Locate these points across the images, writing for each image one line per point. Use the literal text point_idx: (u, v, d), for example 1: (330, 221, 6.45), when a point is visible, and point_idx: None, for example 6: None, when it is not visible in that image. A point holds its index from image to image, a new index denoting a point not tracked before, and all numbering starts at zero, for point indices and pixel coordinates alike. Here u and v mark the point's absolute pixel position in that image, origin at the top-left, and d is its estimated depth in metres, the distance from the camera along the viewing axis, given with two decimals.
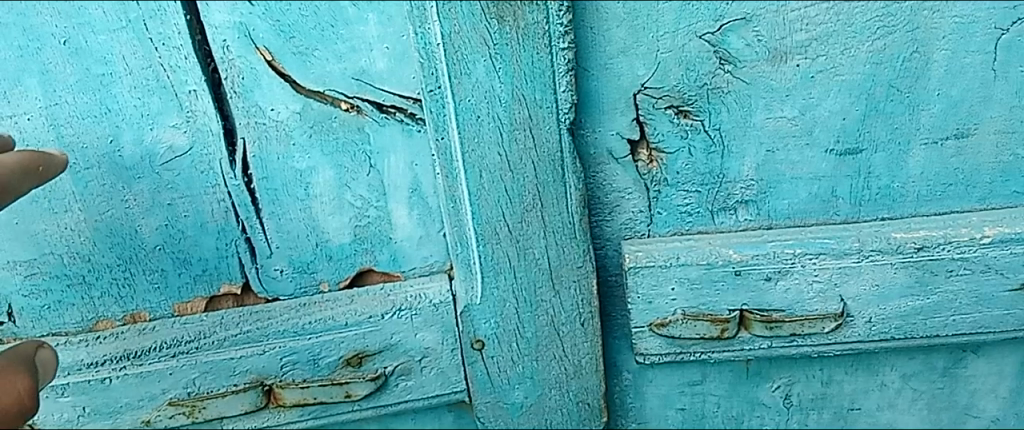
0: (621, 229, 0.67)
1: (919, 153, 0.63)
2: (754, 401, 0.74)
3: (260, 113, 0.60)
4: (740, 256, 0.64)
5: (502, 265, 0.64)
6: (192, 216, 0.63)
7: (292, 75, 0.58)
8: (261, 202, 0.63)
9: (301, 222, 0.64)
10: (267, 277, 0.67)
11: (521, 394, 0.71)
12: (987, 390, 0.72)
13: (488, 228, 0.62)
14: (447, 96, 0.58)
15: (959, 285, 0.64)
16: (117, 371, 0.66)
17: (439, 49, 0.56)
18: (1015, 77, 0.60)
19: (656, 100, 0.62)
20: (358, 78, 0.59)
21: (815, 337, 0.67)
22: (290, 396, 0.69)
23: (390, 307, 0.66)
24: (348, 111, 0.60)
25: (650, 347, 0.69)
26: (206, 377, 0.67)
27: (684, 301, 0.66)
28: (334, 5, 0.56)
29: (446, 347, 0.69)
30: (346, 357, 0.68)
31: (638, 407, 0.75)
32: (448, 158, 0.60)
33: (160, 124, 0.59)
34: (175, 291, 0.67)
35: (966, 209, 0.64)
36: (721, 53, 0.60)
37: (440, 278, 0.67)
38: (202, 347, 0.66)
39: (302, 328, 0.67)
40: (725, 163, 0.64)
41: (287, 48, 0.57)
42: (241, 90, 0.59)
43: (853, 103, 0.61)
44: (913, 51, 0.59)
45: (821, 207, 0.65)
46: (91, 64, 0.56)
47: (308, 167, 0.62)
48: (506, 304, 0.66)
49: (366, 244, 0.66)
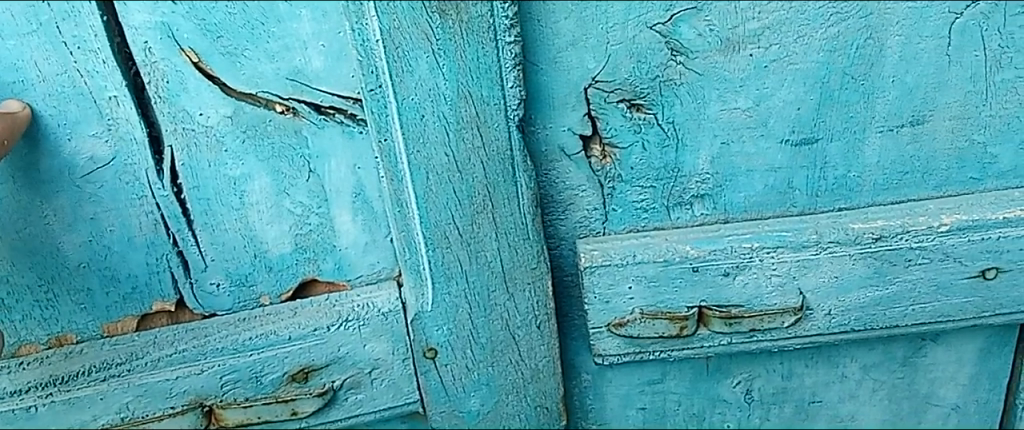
0: (576, 228, 0.65)
1: (875, 141, 0.62)
2: (715, 398, 0.73)
3: (189, 118, 0.56)
4: (697, 252, 0.63)
5: (452, 268, 0.62)
6: (118, 231, 0.61)
7: (222, 76, 0.55)
8: (192, 212, 0.61)
9: (237, 233, 0.62)
10: (203, 291, 0.65)
11: (476, 401, 0.69)
12: (945, 377, 0.72)
13: (438, 232, 0.60)
14: (390, 96, 0.55)
15: (917, 275, 0.63)
16: (43, 399, 0.65)
17: (377, 46, 0.53)
18: (969, 62, 0.59)
19: (607, 94, 0.59)
20: (293, 78, 0.55)
21: (774, 331, 0.66)
22: (232, 414, 0.68)
23: (334, 319, 0.65)
24: (284, 113, 0.57)
25: (608, 348, 0.67)
26: (140, 400, 0.66)
27: (641, 300, 0.64)
28: (263, 2, 0.52)
29: (397, 358, 0.67)
30: (289, 373, 0.66)
31: (598, 408, 0.73)
32: (391, 160, 0.58)
33: (80, 133, 0.56)
34: (103, 310, 0.65)
35: (923, 197, 0.63)
36: (673, 44, 0.58)
37: (388, 285, 0.65)
38: (134, 369, 0.65)
39: (242, 344, 0.65)
40: (679, 157, 0.62)
41: (214, 49, 0.54)
42: (165, 94, 0.55)
43: (807, 92, 0.60)
44: (867, 37, 0.58)
45: (778, 199, 0.64)
46: (2, 71, 0.53)
47: (243, 173, 0.59)
48: (459, 311, 0.64)
49: (309, 253, 0.64)
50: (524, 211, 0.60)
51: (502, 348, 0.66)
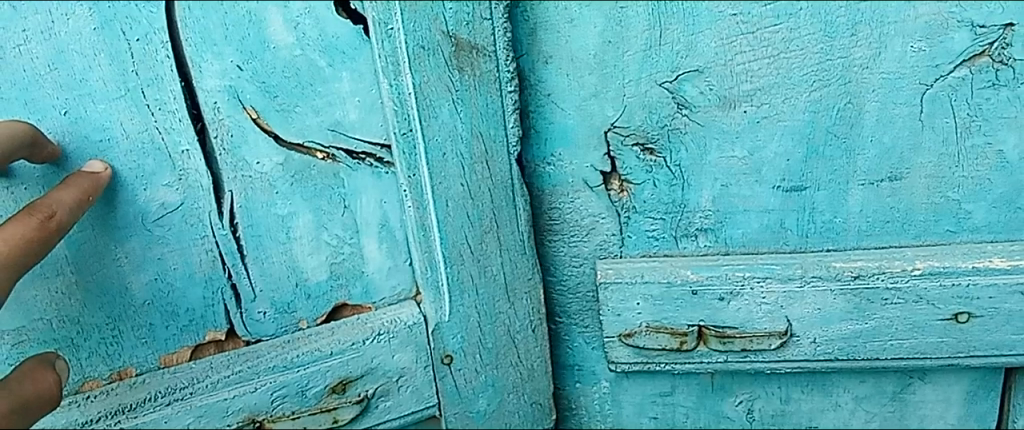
0: (596, 250, 0.77)
1: (857, 192, 0.71)
2: (719, 414, 0.82)
3: (247, 167, 0.70)
4: (697, 277, 0.74)
5: (467, 282, 0.75)
6: (181, 269, 0.73)
7: (276, 129, 0.69)
8: (246, 248, 0.73)
9: (282, 264, 0.74)
10: (251, 319, 0.77)
11: (483, 402, 0.81)
12: (934, 415, 0.79)
13: (456, 250, 0.73)
14: (419, 138, 0.68)
15: (894, 312, 0.72)
16: (112, 426, 0.74)
17: (411, 97, 0.67)
18: (940, 127, 0.68)
19: (624, 138, 0.72)
20: (333, 129, 0.69)
21: (764, 353, 0.76)
22: (279, 426, 0.78)
23: (368, 333, 0.77)
24: (324, 159, 0.71)
25: (620, 356, 0.78)
26: (200, 419, 0.76)
27: (648, 315, 0.75)
28: (313, 68, 0.67)
29: (420, 365, 0.79)
30: (329, 384, 0.78)
31: (615, 414, 0.84)
32: (419, 193, 0.71)
33: (154, 183, 0.69)
34: (162, 343, 0.75)
35: (903, 244, 0.72)
36: (678, 99, 0.70)
37: (408, 303, 0.77)
38: (196, 392, 0.75)
39: (290, 362, 0.76)
40: (685, 195, 0.73)
41: (272, 106, 0.68)
42: (230, 147, 0.69)
43: (795, 146, 0.70)
44: (847, 102, 0.68)
45: (772, 237, 0.74)
46: (91, 131, 0.66)
47: (289, 212, 0.72)
48: (469, 320, 0.76)
49: (341, 280, 0.76)
50: (523, 228, 0.74)
51: (505, 353, 0.79)
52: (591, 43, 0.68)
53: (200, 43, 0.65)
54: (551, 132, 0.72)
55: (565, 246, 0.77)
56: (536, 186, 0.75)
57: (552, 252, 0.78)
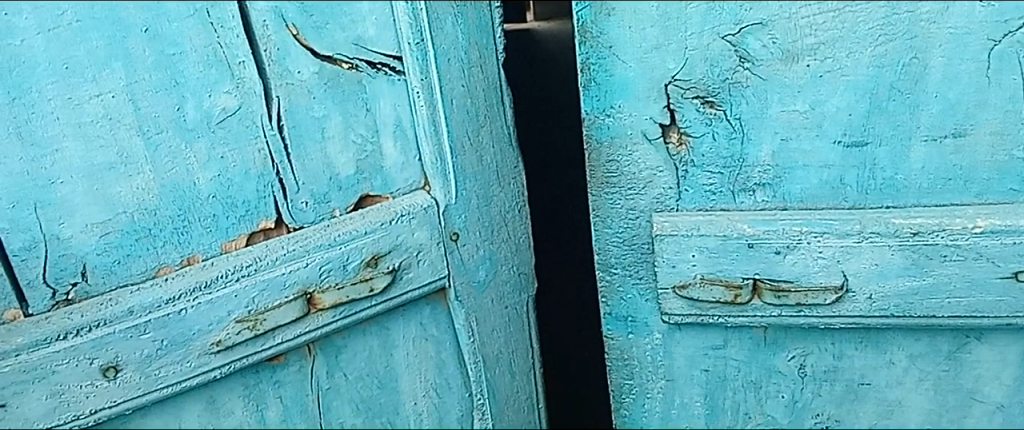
0: (653, 203, 0.78)
1: (919, 149, 0.70)
2: (771, 368, 0.83)
3: (290, 76, 0.73)
4: (753, 231, 0.74)
5: (467, 168, 0.80)
6: (239, 164, 0.74)
7: (313, 45, 0.74)
8: (290, 147, 0.75)
9: (320, 161, 0.76)
10: (295, 208, 0.77)
11: (484, 272, 0.85)
12: (989, 375, 0.79)
13: (461, 140, 0.79)
14: (430, 47, 0.74)
15: (952, 269, 0.72)
16: (192, 302, 0.74)
17: (424, 12, 0.73)
18: (1007, 83, 0.67)
19: (685, 91, 0.72)
20: (356, 43, 0.75)
21: (819, 308, 0.76)
22: (329, 298, 0.78)
23: (392, 213, 0.78)
24: (349, 70, 0.75)
25: (674, 307, 0.80)
26: (263, 294, 0.76)
27: (703, 267, 0.76)
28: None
29: (435, 243, 0.81)
30: (364, 259, 0.78)
31: (667, 365, 0.85)
32: (429, 94, 0.76)
33: (217, 90, 0.71)
34: (224, 231, 0.75)
35: (964, 202, 0.71)
36: (740, 53, 0.70)
37: (420, 193, 0.80)
38: (259, 267, 0.75)
39: (334, 239, 0.77)
40: (744, 149, 0.74)
41: (309, 24, 0.73)
42: (276, 58, 0.73)
43: (857, 100, 0.69)
44: (912, 57, 0.67)
45: (831, 194, 0.73)
46: (165, 47, 0.69)
47: (323, 114, 0.75)
48: (470, 202, 0.81)
49: (364, 174, 0.78)
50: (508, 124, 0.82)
51: (497, 229, 0.85)
52: None
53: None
54: (612, 84, 0.74)
55: (622, 199, 0.78)
56: (595, 138, 0.76)
57: (610, 204, 0.79)
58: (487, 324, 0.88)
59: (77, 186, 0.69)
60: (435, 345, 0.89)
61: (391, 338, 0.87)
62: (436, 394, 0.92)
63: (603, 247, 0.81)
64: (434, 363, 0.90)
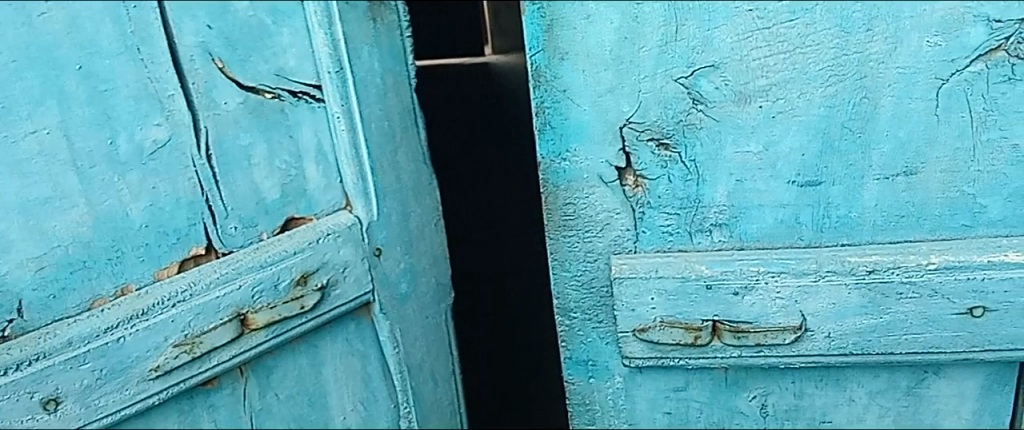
0: (611, 245, 0.77)
1: (872, 187, 0.71)
2: (733, 409, 0.82)
3: (216, 107, 0.78)
4: (710, 272, 0.74)
5: (387, 187, 0.85)
6: (170, 194, 0.76)
7: (238, 77, 0.79)
8: (219, 173, 0.78)
9: (246, 185, 0.80)
10: (225, 232, 0.79)
11: (405, 284, 0.89)
12: (949, 409, 0.79)
13: (381, 160, 0.83)
14: (348, 75, 0.79)
15: (908, 307, 0.72)
16: (131, 329, 0.73)
17: (341, 42, 0.78)
18: (955, 122, 0.68)
19: (640, 133, 0.72)
20: (277, 74, 0.81)
21: (778, 348, 0.76)
22: (262, 317, 0.79)
23: (317, 232, 0.82)
24: (272, 99, 0.81)
25: (634, 351, 0.79)
26: (198, 318, 0.76)
27: (662, 310, 0.76)
28: (259, 24, 0.80)
29: (359, 258, 0.84)
30: (294, 278, 0.80)
31: (629, 409, 0.84)
32: (349, 120, 0.81)
33: (148, 124, 0.75)
34: (156, 259, 0.77)
35: (918, 239, 0.72)
36: (694, 95, 0.70)
37: (342, 214, 0.84)
38: (195, 291, 0.76)
39: (264, 259, 0.79)
40: (700, 190, 0.73)
41: (235, 57, 0.79)
42: (203, 90, 0.78)
43: (810, 140, 0.70)
44: (863, 97, 0.68)
45: (787, 232, 0.73)
46: (98, 83, 0.72)
47: (249, 142, 0.80)
48: (391, 218, 0.85)
49: (289, 197, 0.82)
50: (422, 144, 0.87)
51: (415, 244, 0.89)
52: (608, 39, 0.69)
53: (179, 9, 0.76)
54: (567, 127, 0.73)
55: (580, 242, 0.78)
56: (552, 182, 0.75)
57: (567, 248, 0.78)
58: (410, 333, 0.91)
59: (11, 222, 0.68)
60: (361, 359, 0.90)
61: (320, 356, 0.88)
62: (363, 408, 0.92)
63: (562, 292, 0.80)
64: (361, 378, 0.91)
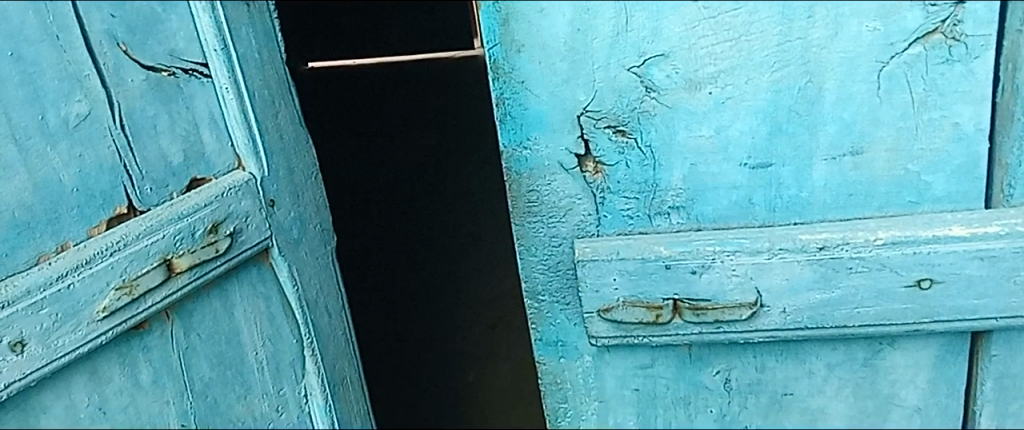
0: (575, 230, 0.80)
1: (821, 167, 0.74)
2: (698, 384, 0.86)
3: (125, 85, 0.83)
4: (669, 252, 0.77)
5: (275, 146, 0.90)
6: (95, 161, 0.81)
7: (141, 59, 0.84)
8: (130, 136, 0.84)
9: (156, 150, 0.85)
10: (143, 191, 0.84)
11: (295, 230, 0.95)
12: (905, 380, 0.82)
13: (267, 120, 0.89)
14: (232, 52, 0.84)
15: (858, 281, 0.75)
16: (76, 278, 0.78)
17: (224, 23, 0.83)
18: (898, 102, 0.70)
19: (597, 121, 0.75)
20: (171, 54, 0.86)
21: (736, 323, 0.79)
22: (185, 262, 0.85)
23: (221, 187, 0.87)
24: (168, 77, 0.86)
25: (600, 330, 0.82)
26: (130, 264, 0.81)
27: (625, 291, 0.79)
28: (151, 12, 0.85)
29: (259, 209, 0.90)
30: (206, 227, 0.85)
31: (599, 386, 0.87)
32: (235, 87, 0.86)
33: (70, 100, 0.79)
34: (88, 218, 0.81)
35: (867, 216, 0.75)
36: (646, 83, 0.72)
37: (236, 171, 0.90)
38: (125, 242, 0.81)
39: (182, 211, 0.84)
40: (657, 174, 0.77)
41: (134, 42, 0.84)
42: (112, 70, 0.82)
43: (759, 124, 0.73)
44: (808, 81, 0.70)
45: (741, 213, 0.77)
46: (28, 66, 0.76)
47: (153, 115, 0.85)
48: (279, 173, 0.91)
49: (192, 161, 0.87)
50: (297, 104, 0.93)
51: (302, 194, 0.95)
52: (561, 31, 0.71)
53: (86, 1, 0.81)
54: (527, 117, 0.75)
55: (545, 227, 0.81)
56: (515, 170, 0.78)
57: (533, 233, 0.81)
58: (307, 274, 0.98)
59: None
60: (265, 300, 0.97)
61: (230, 299, 0.94)
62: (271, 343, 0.99)
63: (530, 275, 0.83)
64: (266, 318, 0.98)
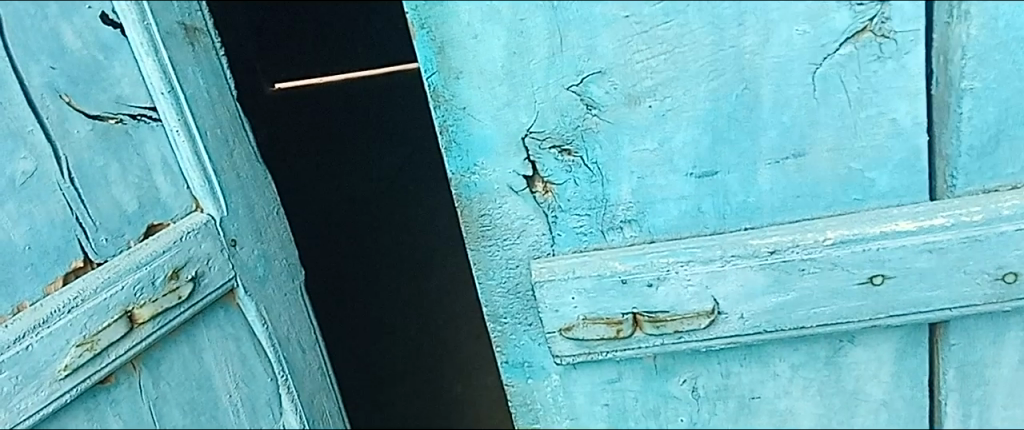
0: (530, 250, 0.81)
1: (766, 171, 0.74)
2: (667, 394, 0.86)
3: (70, 135, 0.85)
4: (624, 267, 0.77)
5: (232, 185, 0.92)
6: (45, 216, 0.83)
7: (85, 107, 0.86)
8: (81, 188, 0.86)
9: (108, 199, 0.87)
10: (97, 243, 0.87)
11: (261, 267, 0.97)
12: (869, 374, 0.83)
13: (222, 162, 0.91)
14: (180, 94, 0.85)
15: (812, 281, 0.76)
16: (35, 338, 0.81)
17: (169, 66, 0.85)
18: (834, 103, 0.71)
19: (541, 142, 0.75)
20: (117, 100, 0.87)
21: (697, 333, 0.79)
22: (146, 312, 0.87)
23: (178, 232, 0.89)
24: (116, 124, 0.87)
25: (563, 349, 0.82)
26: (90, 319, 0.84)
27: (584, 308, 0.79)
28: (94, 61, 0.86)
29: (220, 250, 0.92)
30: (166, 274, 0.88)
31: (569, 404, 0.88)
32: (188, 129, 0.87)
33: (14, 157, 0.81)
34: (44, 275, 0.84)
35: (815, 216, 0.76)
36: (586, 101, 0.73)
37: (195, 213, 0.91)
38: (83, 297, 0.83)
39: (139, 261, 0.86)
40: (606, 190, 0.77)
41: (78, 91, 0.85)
42: (57, 121, 0.84)
43: (700, 133, 0.73)
44: (744, 88, 0.71)
45: (692, 222, 0.78)
46: None
47: (102, 164, 0.87)
48: (239, 212, 0.93)
49: (146, 206, 0.89)
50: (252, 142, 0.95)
51: (265, 231, 0.97)
52: (498, 55, 0.71)
53: (24, 54, 0.82)
54: (472, 142, 0.76)
55: (500, 250, 0.81)
56: (465, 195, 0.79)
57: (489, 257, 0.82)
58: (275, 311, 1.00)
59: None
60: (235, 340, 0.99)
61: (197, 341, 0.97)
62: (244, 384, 1.02)
63: (490, 299, 0.84)
64: (238, 358, 1.00)
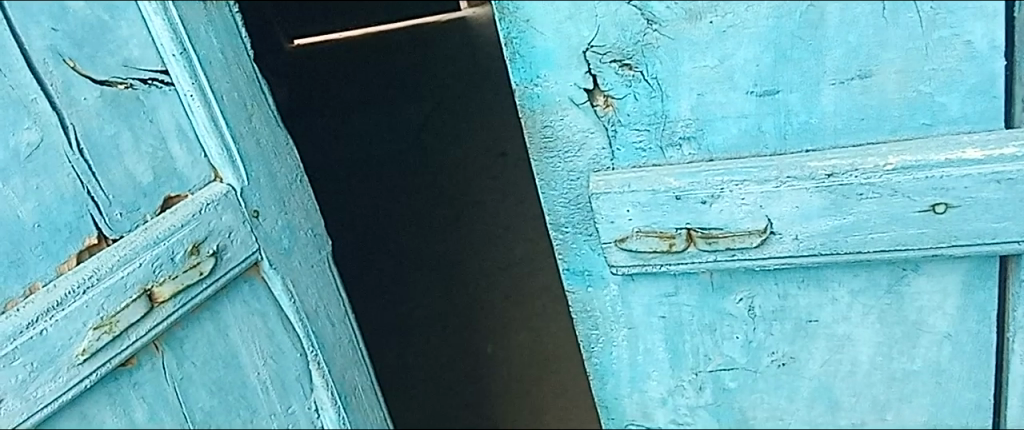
0: (590, 164, 0.83)
1: (830, 91, 0.73)
2: (722, 311, 0.88)
3: (78, 103, 0.86)
4: (678, 183, 0.78)
5: (251, 152, 0.97)
6: (53, 191, 0.84)
7: (92, 73, 0.88)
8: (91, 162, 0.87)
9: (122, 172, 0.89)
10: (112, 219, 0.89)
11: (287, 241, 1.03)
12: (932, 306, 0.81)
13: (240, 128, 0.95)
14: (192, 55, 0.90)
15: (870, 206, 0.75)
16: (50, 322, 0.83)
17: (180, 26, 0.89)
18: (904, 24, 0.68)
19: (602, 56, 0.76)
20: (126, 65, 0.90)
21: (749, 250, 0.80)
22: (167, 290, 0.90)
23: (196, 204, 0.92)
24: (125, 89, 0.90)
25: (619, 259, 0.85)
26: (108, 299, 0.86)
27: (638, 221, 0.81)
28: (99, 22, 0.89)
29: (241, 221, 0.96)
30: (186, 249, 0.91)
31: (626, 314, 0.91)
32: (202, 93, 0.91)
33: (17, 128, 0.81)
34: (54, 255, 0.85)
35: (881, 139, 0.74)
36: (647, 16, 0.72)
37: (214, 184, 0.95)
38: (99, 277, 0.85)
39: (157, 237, 0.89)
40: (665, 106, 0.77)
41: (83, 56, 0.88)
42: (63, 90, 0.85)
43: (762, 51, 0.72)
44: (808, 5, 0.69)
45: (753, 141, 0.77)
46: None
47: (114, 133, 0.89)
48: (260, 182, 0.98)
49: (163, 178, 0.92)
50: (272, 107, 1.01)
51: (288, 201, 1.03)
52: None
53: (24, 16, 0.83)
54: (536, 55, 0.77)
55: (562, 162, 0.83)
56: (528, 106, 0.80)
57: (551, 168, 0.84)
58: (302, 283, 1.06)
59: None
60: (261, 316, 1.04)
61: (222, 318, 1.00)
62: (272, 361, 1.07)
63: (553, 208, 0.86)
64: (264, 333, 1.05)
